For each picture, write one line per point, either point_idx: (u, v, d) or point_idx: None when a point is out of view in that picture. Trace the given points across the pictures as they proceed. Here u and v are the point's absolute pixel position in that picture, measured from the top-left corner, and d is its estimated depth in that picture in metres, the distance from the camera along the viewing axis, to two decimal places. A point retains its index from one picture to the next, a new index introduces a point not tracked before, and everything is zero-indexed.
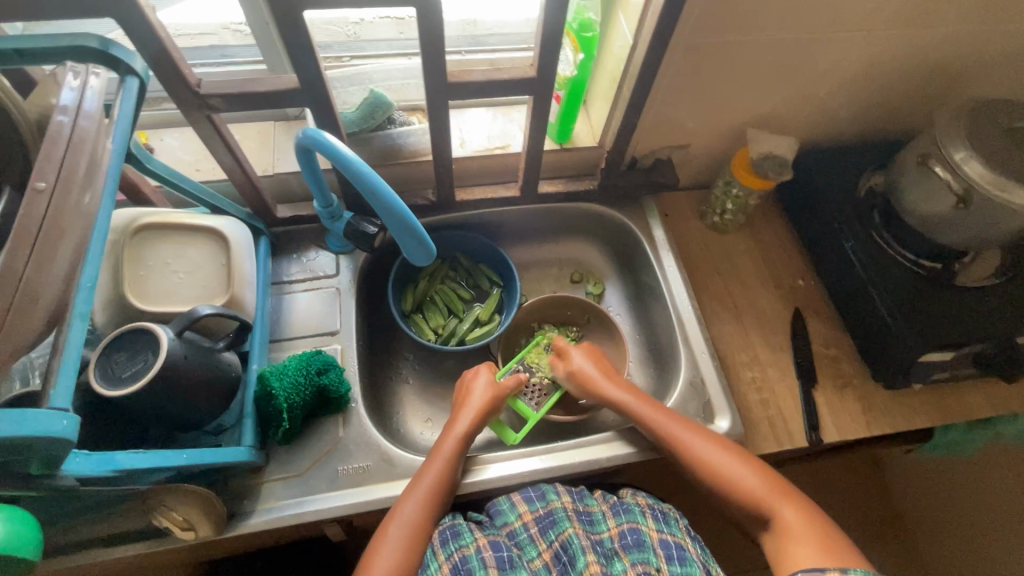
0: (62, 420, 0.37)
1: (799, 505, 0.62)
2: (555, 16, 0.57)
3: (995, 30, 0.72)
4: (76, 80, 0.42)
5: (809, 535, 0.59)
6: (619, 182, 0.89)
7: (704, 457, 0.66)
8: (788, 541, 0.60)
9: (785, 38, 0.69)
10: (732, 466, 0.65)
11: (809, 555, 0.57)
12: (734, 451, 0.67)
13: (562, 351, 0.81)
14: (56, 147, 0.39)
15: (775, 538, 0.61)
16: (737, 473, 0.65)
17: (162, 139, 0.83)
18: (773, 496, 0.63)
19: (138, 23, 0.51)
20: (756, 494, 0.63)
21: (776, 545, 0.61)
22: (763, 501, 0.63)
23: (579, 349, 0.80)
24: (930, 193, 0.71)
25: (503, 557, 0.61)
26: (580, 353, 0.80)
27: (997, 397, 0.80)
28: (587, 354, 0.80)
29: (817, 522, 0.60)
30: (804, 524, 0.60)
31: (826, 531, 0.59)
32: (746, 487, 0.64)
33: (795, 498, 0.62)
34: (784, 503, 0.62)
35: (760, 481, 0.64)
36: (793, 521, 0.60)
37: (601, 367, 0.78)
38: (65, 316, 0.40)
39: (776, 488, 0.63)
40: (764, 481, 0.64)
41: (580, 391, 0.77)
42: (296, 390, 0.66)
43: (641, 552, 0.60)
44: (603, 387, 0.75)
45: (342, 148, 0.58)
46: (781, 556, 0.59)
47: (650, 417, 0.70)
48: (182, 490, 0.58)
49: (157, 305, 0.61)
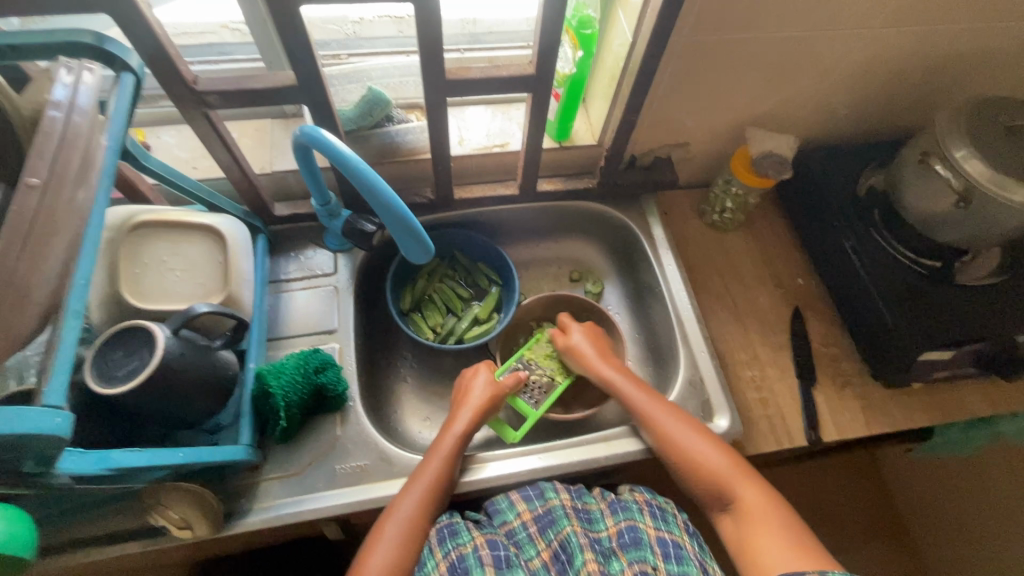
0: (55, 418, 0.37)
1: (760, 488, 0.62)
2: (553, 12, 0.57)
3: (997, 28, 0.72)
4: (70, 76, 0.42)
5: (769, 521, 0.59)
6: (618, 181, 0.89)
7: (677, 441, 0.66)
8: (749, 526, 0.60)
9: (785, 36, 0.68)
10: (703, 452, 0.65)
11: (772, 546, 0.58)
12: (709, 436, 0.66)
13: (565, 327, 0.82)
14: (49, 143, 0.38)
15: (736, 521, 0.62)
16: (710, 462, 0.64)
17: (159, 137, 0.83)
18: (734, 479, 0.63)
19: (135, 20, 0.50)
20: (723, 480, 0.63)
21: (741, 533, 0.61)
22: (727, 484, 0.63)
23: (581, 328, 0.81)
24: (930, 190, 0.71)
25: (500, 556, 0.60)
26: (581, 331, 0.80)
27: (996, 396, 0.79)
28: (588, 333, 0.80)
29: (782, 511, 0.60)
30: (770, 514, 0.60)
31: (793, 524, 0.59)
32: (716, 475, 0.63)
33: (762, 485, 0.62)
34: (753, 491, 0.62)
35: (725, 464, 0.64)
36: (758, 509, 0.60)
37: (600, 347, 0.79)
38: (59, 313, 0.39)
39: (743, 472, 0.63)
40: (733, 466, 0.64)
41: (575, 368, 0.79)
42: (294, 389, 0.66)
43: (639, 551, 0.60)
44: (595, 364, 0.76)
45: (339, 146, 0.58)
46: (744, 543, 0.60)
47: (634, 396, 0.71)
48: (176, 488, 0.58)
49: (154, 303, 0.61)
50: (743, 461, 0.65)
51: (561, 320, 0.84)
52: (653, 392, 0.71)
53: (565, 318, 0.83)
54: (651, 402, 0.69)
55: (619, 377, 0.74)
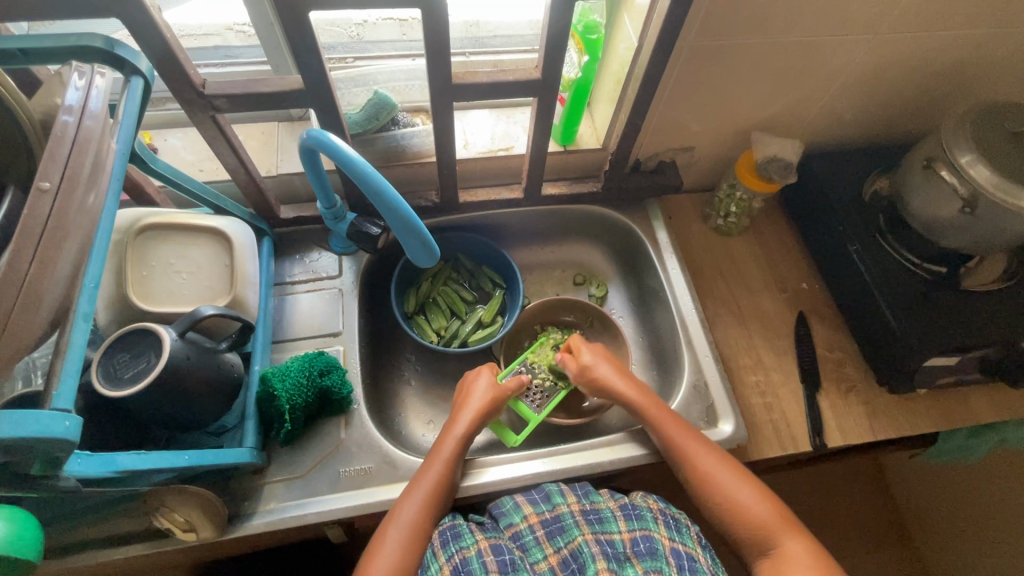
0: (65, 421, 0.37)
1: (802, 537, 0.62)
2: (560, 17, 0.57)
3: (1002, 34, 0.72)
4: (81, 79, 0.42)
5: (812, 568, 0.58)
6: (623, 185, 0.89)
7: (719, 481, 0.65)
8: (788, 571, 0.59)
9: (791, 41, 0.68)
10: (745, 493, 0.64)
11: None
12: (751, 479, 0.66)
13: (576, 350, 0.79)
14: (61, 147, 0.38)
15: (772, 565, 0.60)
16: (753, 506, 0.64)
17: (166, 139, 0.83)
18: (778, 526, 0.62)
19: (144, 24, 0.51)
20: (763, 522, 0.63)
21: (774, 574, 0.60)
22: (769, 529, 0.62)
23: (591, 348, 0.78)
24: (936, 196, 0.71)
25: (505, 560, 0.59)
26: (596, 354, 0.78)
27: (1001, 402, 0.79)
28: (604, 357, 0.78)
29: (819, 558, 0.60)
30: (808, 559, 0.59)
31: (829, 571, 0.59)
32: (757, 516, 0.63)
33: (804, 535, 0.62)
34: (794, 537, 0.61)
35: (768, 509, 0.63)
36: (798, 555, 0.60)
37: (616, 367, 0.77)
38: (68, 316, 0.40)
39: (787, 520, 0.63)
40: (773, 510, 0.63)
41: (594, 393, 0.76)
42: (299, 391, 0.66)
43: (654, 561, 0.59)
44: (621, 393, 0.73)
45: (346, 149, 0.58)
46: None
47: (668, 429, 0.69)
48: (182, 490, 0.58)
49: (160, 305, 0.61)
50: (782, 505, 0.65)
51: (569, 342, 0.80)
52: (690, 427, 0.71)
53: (575, 338, 0.80)
54: (692, 438, 0.69)
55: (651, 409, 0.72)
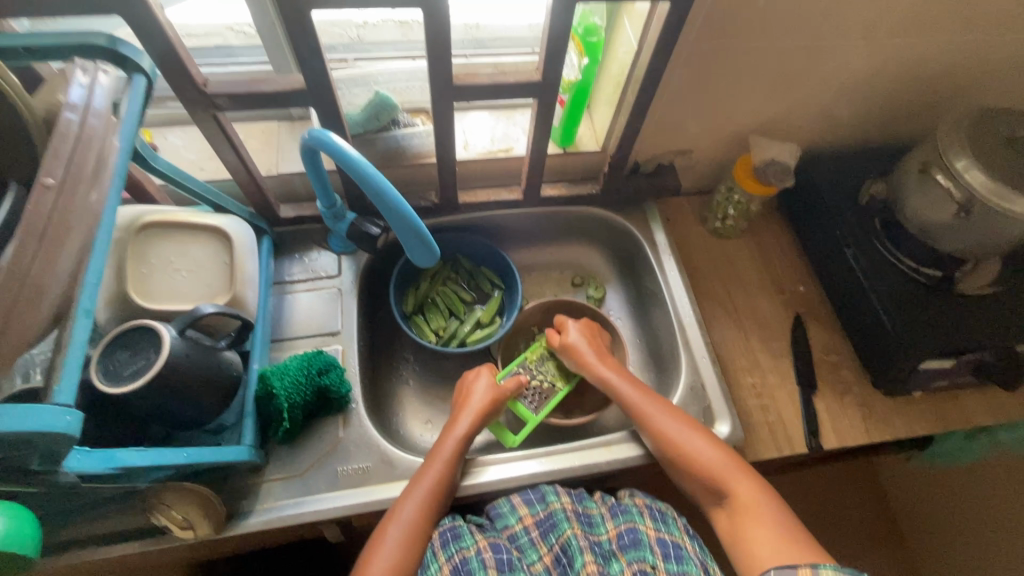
0: (66, 416, 0.37)
1: (754, 482, 0.62)
2: (561, 20, 0.57)
3: (997, 40, 0.73)
4: (85, 77, 0.43)
5: (763, 513, 0.59)
6: (621, 187, 0.89)
7: (670, 434, 0.66)
8: (742, 519, 0.60)
9: (788, 45, 0.69)
10: (696, 444, 0.65)
11: (765, 537, 0.57)
12: (699, 427, 0.67)
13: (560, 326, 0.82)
14: (64, 143, 0.39)
15: (729, 515, 0.61)
16: (704, 457, 0.64)
17: (167, 138, 0.83)
18: (728, 473, 0.62)
19: (148, 23, 0.51)
20: (714, 471, 0.63)
21: (731, 523, 0.61)
22: (721, 478, 0.62)
23: (578, 325, 0.80)
24: (931, 200, 0.71)
25: (503, 558, 0.60)
26: (578, 329, 0.80)
27: (996, 405, 0.80)
28: (587, 329, 0.80)
29: (772, 502, 0.60)
30: (760, 503, 0.60)
31: (779, 515, 0.59)
32: (707, 466, 0.63)
33: (757, 480, 0.62)
34: (745, 483, 0.62)
35: (719, 457, 0.64)
36: (750, 499, 0.60)
37: (595, 344, 0.79)
38: (70, 312, 0.40)
39: (737, 467, 0.63)
40: (725, 458, 0.64)
41: (572, 366, 0.78)
42: (297, 390, 0.67)
43: (638, 551, 0.60)
44: (594, 363, 0.75)
45: (345, 147, 0.58)
46: (734, 532, 0.60)
47: (630, 394, 0.71)
48: (180, 488, 0.58)
49: (161, 303, 0.61)
50: (736, 454, 0.65)
51: (556, 320, 0.83)
52: (650, 390, 0.72)
53: (560, 317, 0.83)
54: (645, 397, 0.70)
55: (615, 376, 0.74)
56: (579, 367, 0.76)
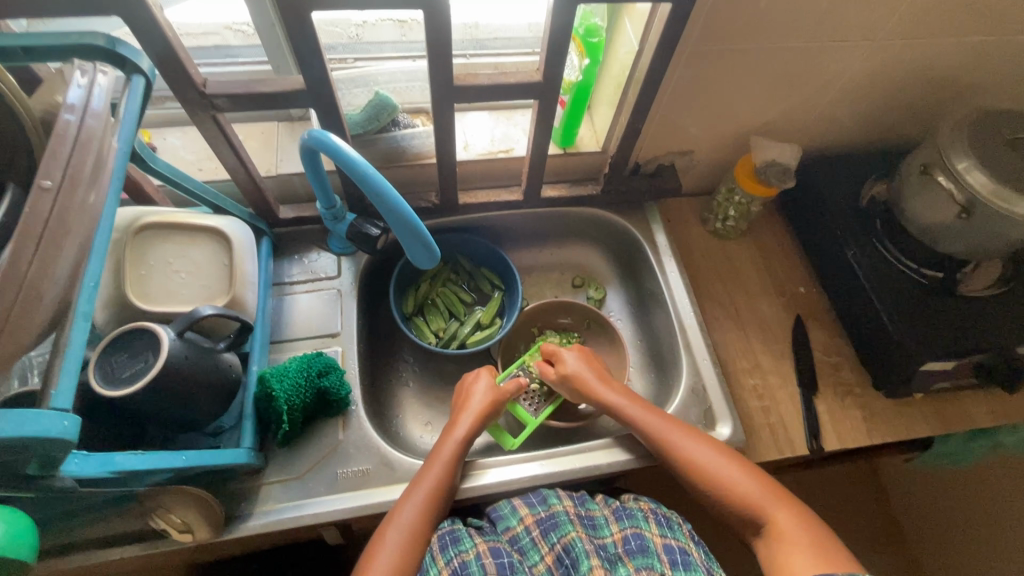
0: (63, 421, 0.37)
1: (795, 510, 0.61)
2: (562, 20, 0.57)
3: (999, 41, 0.72)
4: (84, 77, 0.42)
5: (807, 541, 0.58)
6: (622, 188, 0.89)
7: (698, 461, 0.66)
8: (785, 549, 0.58)
9: (790, 46, 0.69)
10: (731, 472, 0.64)
11: (809, 564, 0.56)
12: (733, 455, 0.66)
13: (553, 354, 0.80)
14: (63, 145, 0.38)
15: (769, 545, 0.60)
16: (741, 485, 0.63)
17: (165, 138, 0.83)
18: (767, 501, 0.62)
19: (147, 23, 0.51)
20: (754, 501, 0.62)
21: (770, 552, 0.60)
22: (760, 507, 0.62)
23: (572, 353, 0.79)
24: (933, 202, 0.71)
25: (504, 562, 0.60)
26: (574, 355, 0.78)
27: (997, 406, 0.80)
28: (583, 356, 0.79)
29: (814, 529, 0.59)
30: (802, 532, 0.59)
31: (823, 537, 0.59)
32: (739, 492, 0.63)
33: (797, 508, 0.61)
34: (785, 511, 0.61)
35: (757, 486, 0.63)
36: (791, 528, 0.59)
37: (596, 372, 0.77)
38: (67, 315, 0.40)
39: (775, 495, 0.62)
40: (757, 483, 0.63)
41: (573, 395, 0.77)
42: (297, 392, 0.66)
43: (646, 558, 0.60)
44: (598, 391, 0.74)
45: (345, 148, 0.58)
46: (776, 563, 0.58)
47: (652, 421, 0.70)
48: (180, 491, 0.58)
49: (160, 305, 0.61)
50: (773, 482, 0.65)
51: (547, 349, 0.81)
52: (673, 417, 0.71)
53: (552, 346, 0.81)
54: (672, 424, 0.69)
55: (626, 404, 0.72)
56: (587, 397, 0.75)
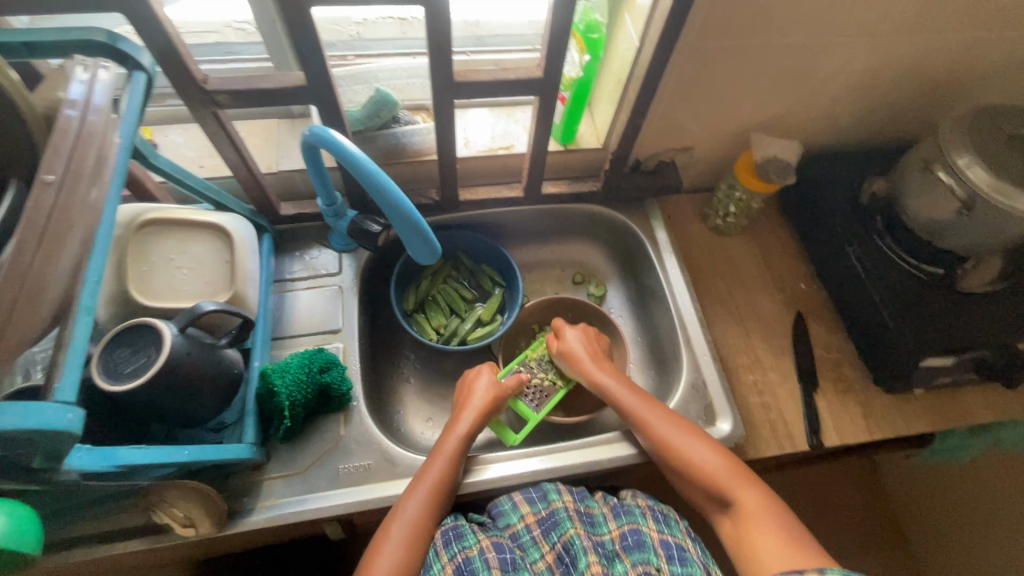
0: (67, 414, 0.37)
1: (758, 489, 0.61)
2: (562, 16, 0.57)
3: (1000, 37, 0.72)
4: (85, 74, 0.43)
5: (768, 519, 0.59)
6: (623, 184, 0.89)
7: (673, 443, 0.66)
8: (747, 527, 0.59)
9: (790, 42, 0.69)
10: (698, 451, 0.65)
11: (768, 542, 0.57)
12: (702, 435, 0.67)
13: (558, 331, 0.81)
14: (65, 140, 0.39)
15: (732, 522, 0.61)
16: (708, 464, 0.64)
17: (167, 135, 0.83)
18: (731, 479, 0.62)
19: (148, 19, 0.51)
20: (716, 479, 0.63)
21: (738, 532, 0.60)
22: (724, 486, 0.62)
23: (574, 329, 0.80)
24: (933, 198, 0.71)
25: (506, 558, 0.60)
26: (577, 334, 0.80)
27: (997, 403, 0.80)
28: (586, 334, 0.80)
29: (777, 508, 0.60)
30: (763, 511, 0.59)
31: (786, 521, 0.59)
32: (710, 474, 0.63)
33: (760, 487, 0.62)
34: (748, 489, 0.61)
35: (722, 464, 0.63)
36: (752, 507, 0.60)
37: (592, 349, 0.78)
38: (70, 309, 0.40)
39: (741, 474, 0.63)
40: (729, 467, 0.63)
41: (569, 372, 0.78)
42: (298, 387, 0.66)
43: (642, 553, 0.60)
44: (591, 369, 0.75)
45: (346, 145, 0.58)
46: (739, 540, 0.59)
47: (629, 403, 0.71)
48: (183, 485, 0.58)
49: (162, 301, 0.61)
50: (739, 462, 0.65)
51: (555, 323, 0.83)
52: (651, 397, 0.72)
53: (559, 320, 0.82)
54: (645, 403, 0.70)
55: (615, 384, 0.73)
56: (578, 374, 0.76)
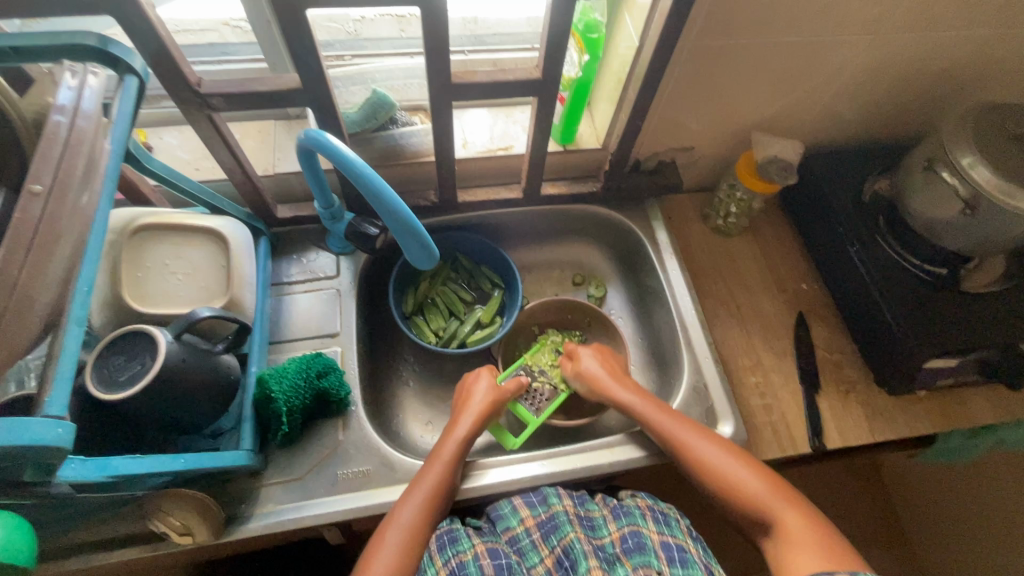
0: (57, 428, 0.36)
1: (801, 507, 0.60)
2: (560, 17, 0.56)
3: (1005, 35, 0.71)
4: (74, 79, 0.42)
5: (812, 537, 0.57)
6: (623, 184, 0.88)
7: (712, 463, 0.65)
8: (788, 545, 0.58)
9: (791, 41, 0.68)
10: (735, 470, 0.64)
11: (810, 559, 0.55)
12: (738, 453, 0.66)
13: (571, 353, 0.81)
14: (53, 148, 0.38)
15: (775, 542, 0.59)
16: (746, 483, 0.63)
17: (161, 138, 0.82)
18: (770, 498, 0.61)
19: (139, 22, 0.50)
20: (757, 498, 0.62)
21: (777, 551, 0.59)
22: (765, 505, 0.61)
23: (588, 350, 0.80)
24: (936, 197, 0.70)
25: (502, 564, 0.59)
26: (591, 354, 0.79)
27: (1001, 403, 0.79)
28: (599, 353, 0.80)
29: (820, 526, 0.58)
30: (806, 529, 0.58)
31: (830, 536, 0.57)
32: (752, 494, 0.62)
33: (802, 505, 0.60)
34: (789, 507, 0.60)
35: (760, 482, 0.63)
36: (794, 524, 0.59)
37: (608, 368, 0.77)
38: (62, 321, 0.39)
39: (779, 492, 0.62)
40: (758, 477, 0.63)
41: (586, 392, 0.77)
42: (296, 393, 0.66)
43: (643, 556, 0.59)
44: (610, 387, 0.74)
45: (343, 149, 0.57)
46: (781, 560, 0.58)
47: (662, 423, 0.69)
48: (179, 495, 0.57)
49: (156, 307, 0.60)
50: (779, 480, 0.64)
51: (568, 346, 0.82)
52: (679, 414, 0.71)
53: (571, 343, 0.82)
54: (676, 421, 0.69)
55: (638, 400, 0.72)
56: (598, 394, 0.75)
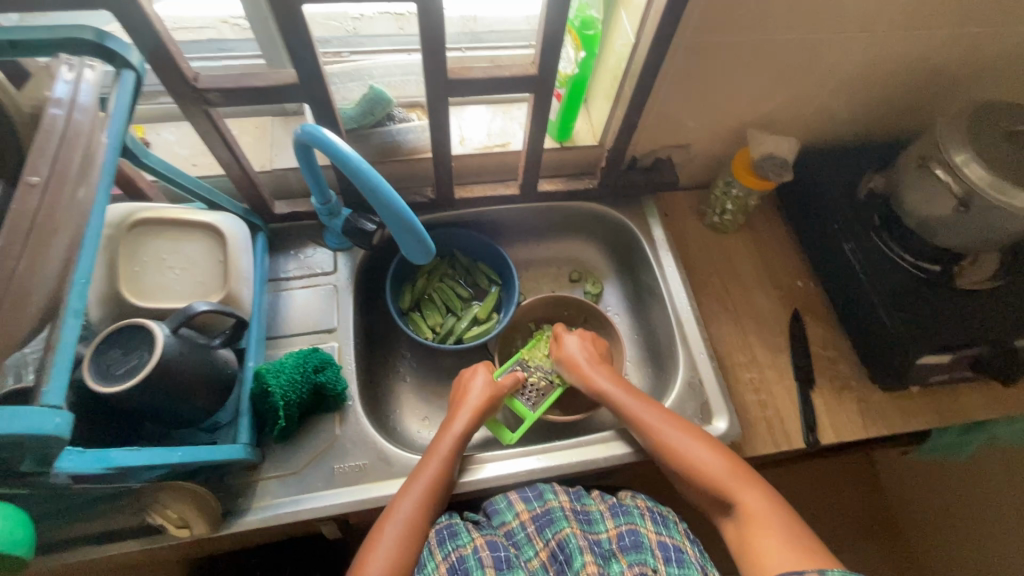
0: (54, 418, 0.37)
1: (760, 489, 0.61)
2: (555, 13, 0.57)
3: (999, 33, 0.72)
4: (71, 73, 0.42)
5: (770, 522, 0.58)
6: (619, 181, 0.89)
7: (676, 446, 0.65)
8: (749, 530, 0.59)
9: (785, 39, 0.68)
10: (698, 453, 0.64)
11: (770, 545, 0.57)
12: (702, 437, 0.66)
13: (559, 335, 0.82)
14: (50, 140, 0.39)
15: (736, 525, 0.61)
16: (707, 466, 0.64)
17: (159, 133, 0.83)
18: (731, 481, 0.62)
19: (136, 17, 0.50)
20: (718, 481, 0.62)
21: (739, 534, 0.60)
22: (725, 489, 0.62)
23: (574, 335, 0.81)
24: (930, 193, 0.71)
25: (500, 556, 0.60)
26: (575, 339, 0.80)
27: (993, 400, 0.80)
28: (584, 338, 0.81)
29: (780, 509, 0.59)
30: (765, 513, 0.59)
31: (789, 520, 0.59)
32: (714, 477, 0.63)
33: (761, 487, 0.62)
34: (750, 491, 0.61)
35: (721, 463, 0.63)
36: (754, 507, 0.60)
37: (592, 354, 0.78)
38: (59, 312, 0.39)
39: (741, 475, 0.62)
40: (730, 468, 0.63)
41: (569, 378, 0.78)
42: (293, 388, 0.66)
43: (639, 554, 0.60)
44: (589, 373, 0.75)
45: (340, 144, 0.58)
46: (742, 543, 0.59)
47: (629, 408, 0.70)
48: (171, 487, 0.58)
49: (154, 301, 0.61)
50: (741, 461, 0.65)
51: (557, 328, 0.84)
52: (649, 398, 0.71)
53: (560, 327, 0.83)
54: (643, 405, 0.70)
55: (613, 387, 0.73)
56: (579, 379, 0.76)
